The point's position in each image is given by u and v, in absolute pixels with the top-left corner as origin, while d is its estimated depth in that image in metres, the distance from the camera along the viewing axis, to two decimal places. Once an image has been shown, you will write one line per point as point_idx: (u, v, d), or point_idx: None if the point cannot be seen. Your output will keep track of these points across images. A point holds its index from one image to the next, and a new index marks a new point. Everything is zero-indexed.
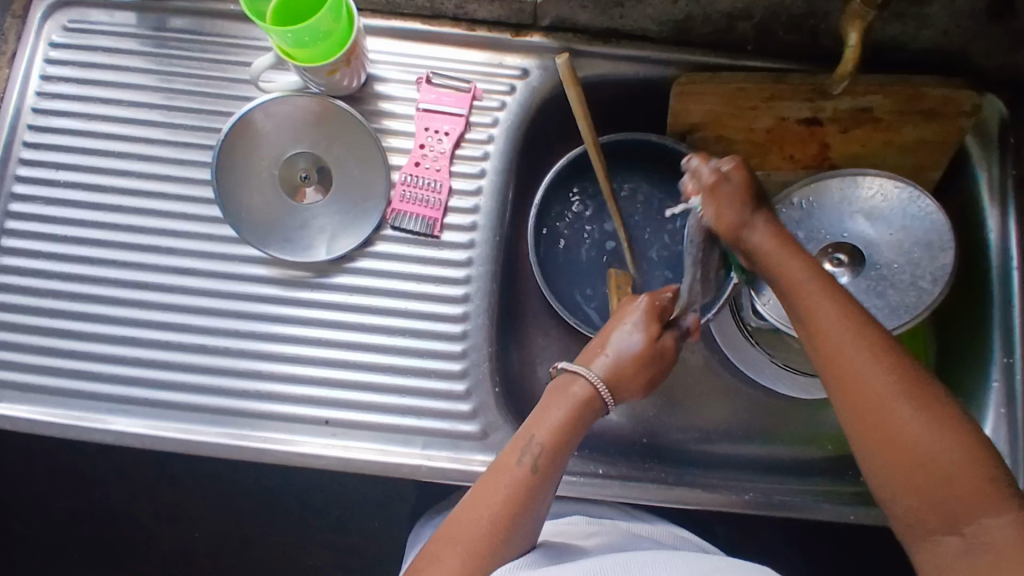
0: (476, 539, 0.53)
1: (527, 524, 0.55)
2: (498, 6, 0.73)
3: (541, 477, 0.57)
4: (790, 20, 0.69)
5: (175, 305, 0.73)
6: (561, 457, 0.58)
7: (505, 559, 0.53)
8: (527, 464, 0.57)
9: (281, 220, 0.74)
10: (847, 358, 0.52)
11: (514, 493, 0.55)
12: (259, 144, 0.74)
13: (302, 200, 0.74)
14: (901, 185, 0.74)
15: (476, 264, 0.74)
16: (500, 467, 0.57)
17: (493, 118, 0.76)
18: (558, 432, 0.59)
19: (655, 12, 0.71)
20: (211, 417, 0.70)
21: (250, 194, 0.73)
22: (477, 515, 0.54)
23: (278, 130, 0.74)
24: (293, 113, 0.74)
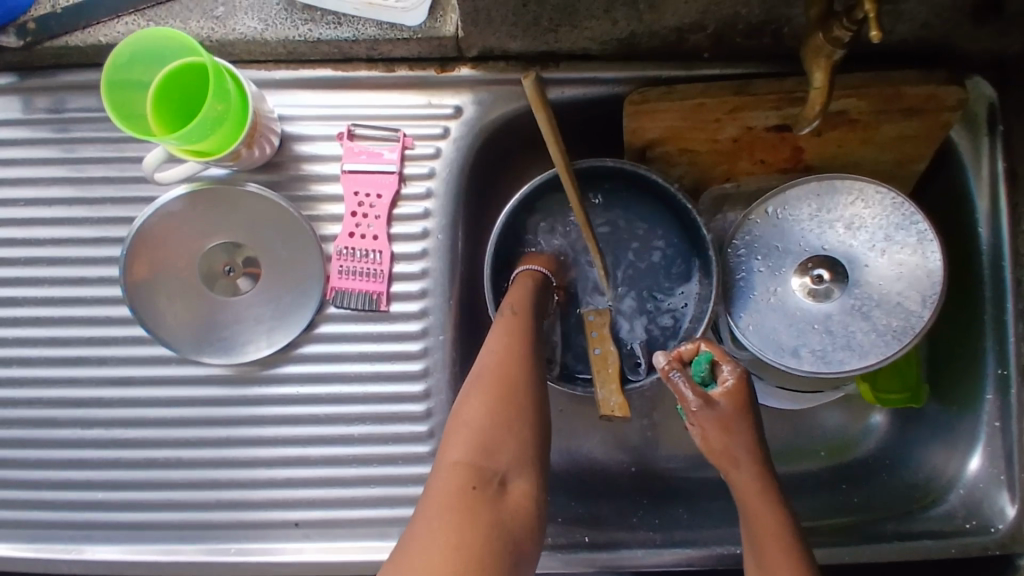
0: (493, 368, 0.53)
1: (531, 355, 0.56)
2: (417, 44, 0.63)
3: (526, 331, 0.58)
4: (748, 27, 0.60)
5: (119, 419, 0.68)
6: (535, 308, 0.61)
7: (531, 385, 0.54)
8: (509, 323, 0.58)
9: (214, 319, 0.68)
10: (746, 495, 0.56)
11: (511, 339, 0.56)
12: (173, 241, 0.67)
13: (230, 294, 0.68)
14: (882, 189, 0.68)
15: (433, 332, 0.68)
16: (491, 332, 0.58)
17: (429, 168, 0.68)
18: (525, 296, 0.62)
19: (594, 33, 0.62)
20: (179, 532, 0.67)
21: (176, 297, 0.68)
22: (485, 359, 0.55)
23: (190, 222, 0.67)
24: (202, 201, 0.67)
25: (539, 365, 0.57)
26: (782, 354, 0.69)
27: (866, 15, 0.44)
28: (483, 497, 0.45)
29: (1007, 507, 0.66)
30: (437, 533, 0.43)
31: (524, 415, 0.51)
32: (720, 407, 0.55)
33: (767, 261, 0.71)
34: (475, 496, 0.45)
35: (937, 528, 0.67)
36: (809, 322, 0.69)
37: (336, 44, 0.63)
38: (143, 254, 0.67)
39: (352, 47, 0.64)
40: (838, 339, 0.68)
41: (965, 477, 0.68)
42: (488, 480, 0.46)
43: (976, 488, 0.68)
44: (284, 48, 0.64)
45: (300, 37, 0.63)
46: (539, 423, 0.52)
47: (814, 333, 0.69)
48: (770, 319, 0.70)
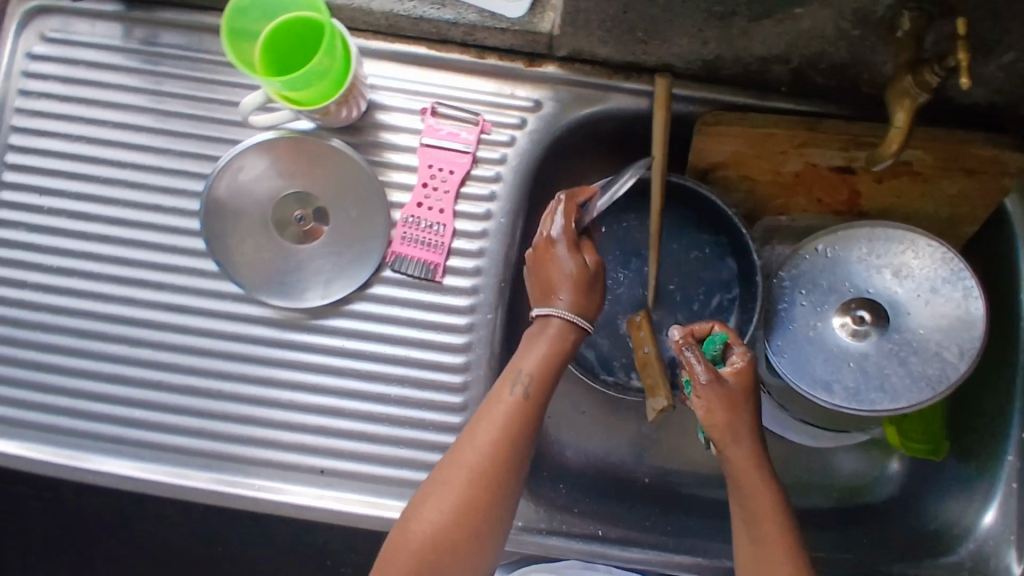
0: (467, 480, 0.58)
1: (516, 463, 0.59)
2: (511, 36, 0.67)
3: (528, 422, 0.60)
4: (829, 67, 0.63)
5: (168, 344, 0.71)
6: (547, 389, 0.61)
7: (497, 502, 0.58)
8: (512, 407, 0.60)
9: (277, 263, 0.71)
10: (741, 472, 0.61)
11: (510, 424, 0.59)
12: (253, 184, 0.71)
13: (296, 243, 0.71)
14: (934, 243, 0.70)
15: (480, 311, 0.71)
16: (491, 406, 0.60)
17: (501, 154, 0.71)
18: (544, 367, 0.60)
19: (681, 51, 0.65)
20: (207, 462, 0.69)
21: (245, 236, 0.71)
22: (471, 458, 0.58)
23: (272, 168, 0.71)
24: (287, 151, 0.71)
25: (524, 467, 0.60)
26: (814, 386, 0.71)
27: (957, 64, 0.49)
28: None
29: (1012, 564, 0.68)
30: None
31: (472, 553, 0.57)
32: (728, 384, 0.61)
33: (811, 296, 0.73)
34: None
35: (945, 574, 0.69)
36: (845, 360, 0.71)
37: (435, 24, 0.67)
38: (222, 191, 0.70)
39: (449, 29, 0.67)
40: (872, 380, 0.70)
41: (978, 530, 0.70)
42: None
43: (986, 543, 0.69)
44: (386, 20, 0.68)
45: (404, 12, 0.66)
46: (490, 543, 0.58)
47: (848, 372, 0.71)
48: (807, 353, 0.72)
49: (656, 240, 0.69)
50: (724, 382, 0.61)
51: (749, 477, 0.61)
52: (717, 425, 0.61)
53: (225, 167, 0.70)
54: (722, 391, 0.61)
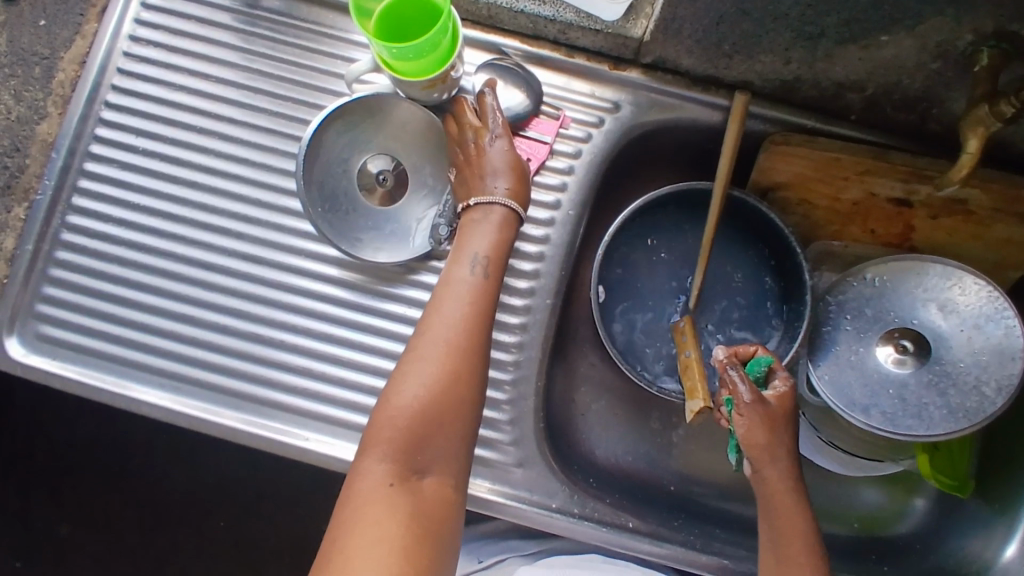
0: (443, 349, 0.59)
1: (484, 337, 0.61)
2: (603, 38, 0.71)
3: (488, 296, 0.62)
4: (903, 99, 0.67)
5: (235, 290, 0.73)
6: (502, 263, 0.64)
7: (469, 367, 0.59)
8: (472, 283, 0.62)
9: (350, 218, 0.71)
10: (775, 488, 0.62)
11: (467, 300, 0.61)
12: (341, 136, 0.71)
13: (371, 202, 0.71)
14: (982, 282, 0.72)
15: (539, 295, 0.73)
16: (447, 285, 0.62)
17: (576, 149, 0.74)
18: (493, 247, 0.64)
19: (764, 70, 0.68)
20: (256, 407, 0.71)
21: (323, 185, 0.70)
22: (444, 328, 0.60)
23: (362, 125, 0.71)
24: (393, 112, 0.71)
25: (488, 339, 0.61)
26: (852, 407, 0.73)
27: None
28: (404, 488, 0.55)
29: None
30: (373, 508, 0.54)
31: (459, 418, 0.58)
32: (770, 405, 0.62)
33: (855, 322, 0.75)
34: (393, 490, 0.55)
35: None
36: (885, 385, 0.73)
37: (533, 18, 0.71)
38: (318, 138, 0.70)
39: (546, 25, 0.71)
40: (911, 407, 0.72)
41: (998, 564, 0.71)
42: (406, 477, 0.56)
43: None
44: (486, 10, 0.72)
45: (506, 4, 0.70)
46: (470, 406, 0.59)
47: (886, 397, 0.73)
48: (848, 375, 0.74)
49: (707, 256, 0.71)
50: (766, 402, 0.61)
51: (782, 495, 0.62)
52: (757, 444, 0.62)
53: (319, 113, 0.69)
54: (762, 410, 0.61)
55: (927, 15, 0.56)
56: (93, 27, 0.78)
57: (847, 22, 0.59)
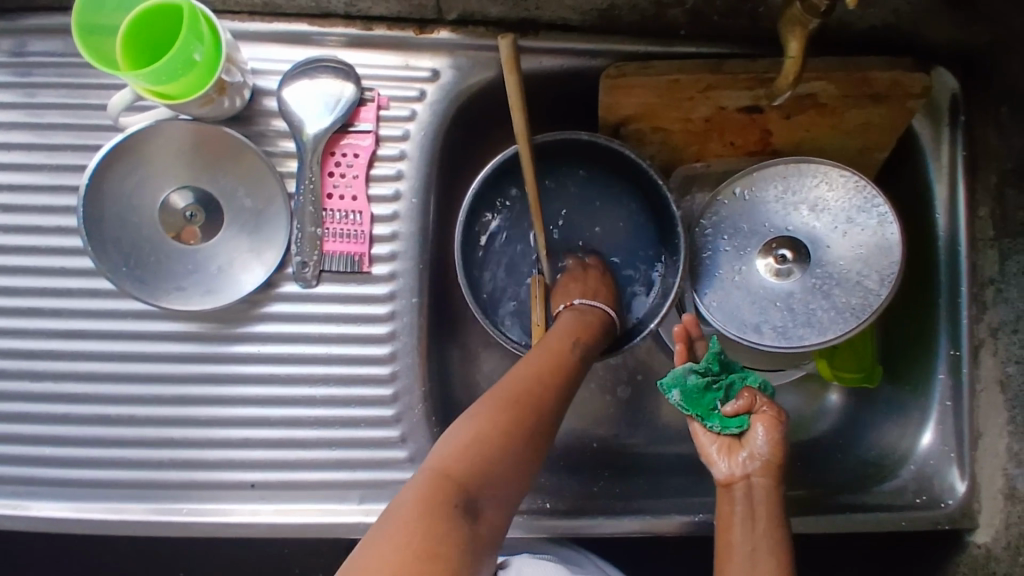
0: (513, 395, 0.52)
1: (562, 399, 0.55)
2: (396, 2, 0.63)
3: (571, 376, 0.57)
4: (725, 4, 0.62)
5: (67, 372, 0.65)
6: (588, 356, 0.60)
7: (546, 419, 0.53)
8: (562, 356, 0.58)
9: (157, 261, 0.64)
10: (749, 509, 0.56)
11: (562, 371, 0.56)
12: (138, 170, 0.63)
13: (179, 239, 0.64)
14: (846, 173, 0.69)
15: (401, 297, 0.67)
16: (538, 354, 0.58)
17: (404, 131, 0.67)
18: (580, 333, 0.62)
19: (576, 3, 0.62)
20: (125, 493, 0.64)
21: (121, 228, 0.63)
22: (518, 376, 0.54)
23: (162, 154, 0.64)
24: (184, 137, 0.64)
25: (565, 409, 0.56)
26: (744, 330, 0.71)
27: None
28: (457, 511, 0.45)
29: (956, 483, 0.68)
30: (408, 514, 0.43)
31: (530, 455, 0.51)
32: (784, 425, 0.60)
33: (734, 241, 0.73)
34: (452, 511, 0.44)
35: (888, 501, 0.69)
36: (772, 300, 0.71)
37: None
38: (100, 185, 0.62)
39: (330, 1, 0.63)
40: (799, 316, 0.70)
41: (918, 451, 0.70)
42: (461, 504, 0.45)
43: (927, 464, 0.70)
44: None
45: None
46: (534, 459, 0.51)
47: (776, 311, 0.71)
48: (735, 298, 0.72)
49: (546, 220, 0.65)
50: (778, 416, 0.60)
51: (756, 519, 0.56)
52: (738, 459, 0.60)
53: (116, 148, 0.62)
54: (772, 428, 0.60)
55: None
56: None
57: None
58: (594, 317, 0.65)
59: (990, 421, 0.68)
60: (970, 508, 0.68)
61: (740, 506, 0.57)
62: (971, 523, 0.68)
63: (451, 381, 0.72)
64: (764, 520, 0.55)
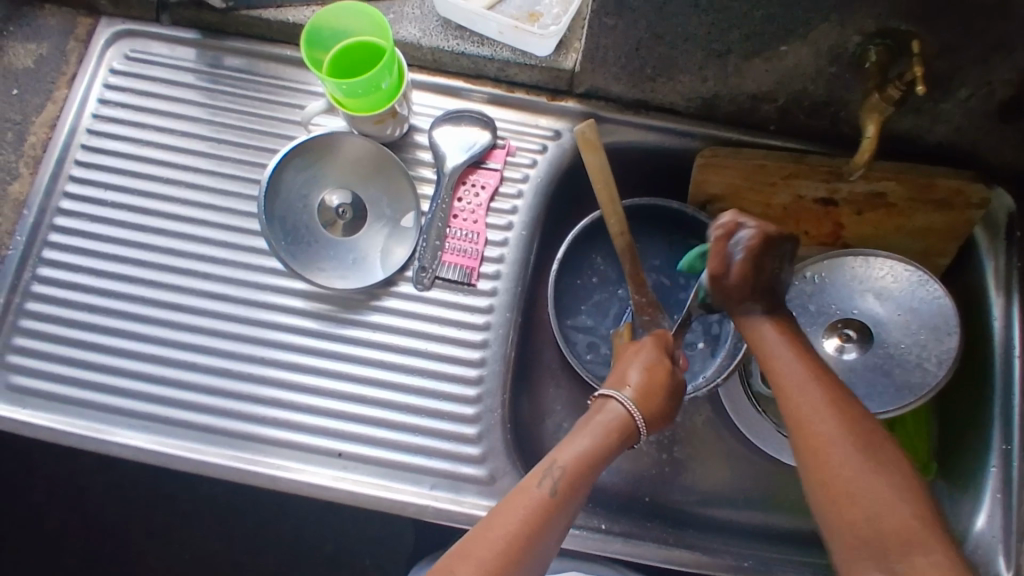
0: (493, 561, 0.52)
1: (547, 540, 0.56)
2: (539, 72, 0.77)
3: (560, 513, 0.57)
4: (811, 105, 0.74)
5: (204, 328, 0.75)
6: (580, 486, 0.59)
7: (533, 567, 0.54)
8: (545, 500, 0.57)
9: (305, 244, 0.76)
10: (804, 402, 0.56)
11: (536, 516, 0.56)
12: (310, 170, 0.77)
13: (328, 229, 0.76)
14: (911, 268, 0.77)
15: (498, 311, 0.76)
16: (516, 496, 0.57)
17: (523, 174, 0.79)
18: (581, 461, 0.59)
19: (685, 90, 0.75)
20: (227, 441, 0.72)
21: (285, 213, 0.75)
22: (505, 527, 0.55)
23: (330, 161, 0.77)
24: (349, 151, 0.77)
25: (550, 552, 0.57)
26: None
27: (913, 77, 0.61)
28: None
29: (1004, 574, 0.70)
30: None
31: None
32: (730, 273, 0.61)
33: (801, 318, 0.79)
34: None
35: None
36: (834, 372, 0.76)
37: (473, 59, 0.78)
38: (281, 171, 0.75)
39: (485, 64, 0.78)
40: (860, 390, 0.75)
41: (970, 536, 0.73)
42: None
43: (976, 551, 0.72)
44: (431, 55, 0.78)
45: (448, 48, 0.77)
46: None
47: None
48: None
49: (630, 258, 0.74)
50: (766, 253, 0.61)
51: (810, 414, 0.56)
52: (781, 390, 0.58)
53: (297, 151, 0.76)
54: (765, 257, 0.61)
55: (815, 23, 0.62)
56: (64, 92, 0.82)
57: (749, 36, 0.65)
58: (616, 427, 0.62)
59: None
60: None
61: (794, 383, 0.57)
62: None
63: (525, 400, 0.79)
64: (823, 404, 0.56)
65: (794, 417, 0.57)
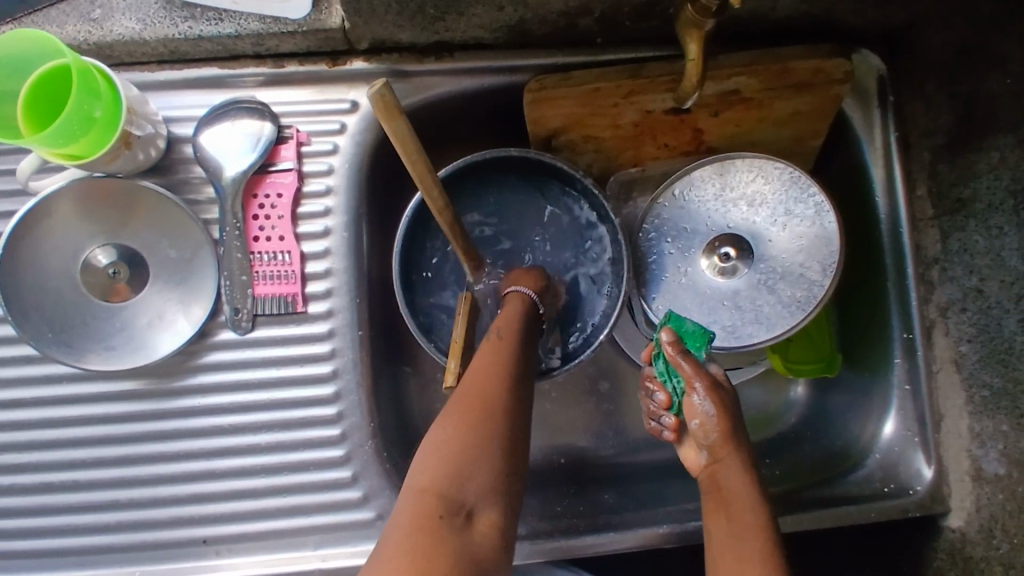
0: (469, 413, 0.47)
1: (520, 381, 0.51)
2: (303, 38, 0.62)
3: (520, 355, 0.52)
4: (633, 9, 0.61)
5: (12, 443, 0.64)
6: (524, 330, 0.55)
7: (514, 426, 0.48)
8: (498, 343, 0.52)
9: (84, 321, 0.64)
10: (722, 482, 0.57)
11: (497, 359, 0.51)
12: (63, 230, 0.63)
13: (105, 296, 0.64)
14: (780, 165, 0.68)
15: (341, 333, 0.66)
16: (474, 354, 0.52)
17: (327, 165, 0.66)
18: (513, 313, 0.56)
19: (484, 21, 0.61)
20: (88, 560, 0.64)
21: (46, 290, 0.63)
22: (465, 387, 0.49)
23: (82, 213, 0.64)
24: (102, 194, 0.64)
25: (528, 399, 0.51)
26: None
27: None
28: (440, 535, 0.41)
29: (923, 468, 0.68)
30: (397, 543, 0.41)
31: (503, 467, 0.46)
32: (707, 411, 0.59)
33: (677, 243, 0.71)
34: (439, 524, 0.42)
35: (857, 492, 0.68)
36: (719, 299, 0.70)
37: (217, 40, 0.61)
38: (19, 250, 0.62)
39: (236, 43, 0.62)
40: (748, 314, 0.69)
41: (880, 440, 0.70)
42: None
43: (892, 451, 0.70)
44: (165, 47, 0.62)
45: (180, 35, 0.60)
46: (499, 498, 0.45)
47: (724, 310, 0.70)
48: (681, 301, 0.71)
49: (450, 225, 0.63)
50: (726, 403, 0.59)
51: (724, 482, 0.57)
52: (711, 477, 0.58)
53: (36, 213, 0.62)
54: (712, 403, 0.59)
55: None
56: None
57: None
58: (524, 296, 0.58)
59: (948, 401, 0.67)
60: (939, 492, 0.67)
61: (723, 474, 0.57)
62: (943, 508, 0.67)
63: (401, 413, 0.71)
64: (734, 472, 0.57)
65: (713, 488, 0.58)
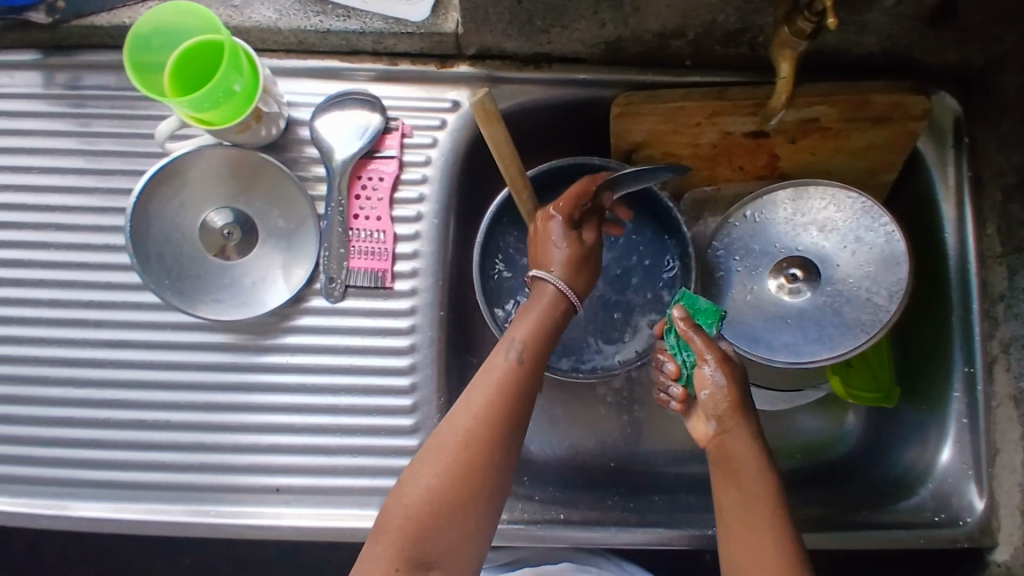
0: (459, 453, 0.53)
1: (518, 419, 0.56)
2: (419, 39, 0.69)
3: (526, 386, 0.57)
4: (724, 35, 0.66)
5: (113, 381, 0.70)
6: (540, 357, 0.58)
7: (498, 468, 0.55)
8: (508, 373, 0.56)
9: (195, 273, 0.70)
10: (732, 461, 0.57)
11: (501, 397, 0.55)
12: (189, 189, 0.71)
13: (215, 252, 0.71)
14: (853, 194, 0.71)
15: (421, 311, 0.71)
16: (483, 375, 0.57)
17: (425, 156, 0.72)
18: (536, 331, 0.59)
19: (584, 36, 0.67)
20: (168, 495, 0.69)
21: (166, 241, 0.70)
22: (465, 422, 0.55)
23: (207, 176, 0.71)
24: (227, 161, 0.71)
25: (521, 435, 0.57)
26: (757, 346, 0.72)
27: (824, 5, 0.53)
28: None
29: (974, 501, 0.69)
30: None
31: (474, 505, 0.53)
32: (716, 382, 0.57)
33: (745, 261, 0.74)
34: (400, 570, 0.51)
35: (904, 518, 0.69)
36: (783, 317, 0.73)
37: (343, 35, 0.69)
38: (147, 202, 0.69)
39: (359, 39, 0.69)
40: (811, 333, 0.71)
41: (936, 469, 0.71)
42: None
43: (945, 482, 0.70)
44: (296, 38, 0.69)
45: (312, 27, 0.68)
46: (471, 534, 0.53)
47: (786, 327, 0.72)
48: (746, 316, 0.73)
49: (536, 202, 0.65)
50: (735, 378, 0.58)
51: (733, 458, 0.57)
52: (718, 455, 0.57)
53: (168, 172, 0.69)
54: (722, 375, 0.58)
55: None
56: None
57: None
58: (557, 309, 0.61)
59: (1006, 437, 0.69)
60: (988, 525, 0.68)
61: (737, 449, 0.57)
62: (991, 541, 0.68)
63: None
64: (745, 449, 0.57)
65: (722, 466, 0.57)
